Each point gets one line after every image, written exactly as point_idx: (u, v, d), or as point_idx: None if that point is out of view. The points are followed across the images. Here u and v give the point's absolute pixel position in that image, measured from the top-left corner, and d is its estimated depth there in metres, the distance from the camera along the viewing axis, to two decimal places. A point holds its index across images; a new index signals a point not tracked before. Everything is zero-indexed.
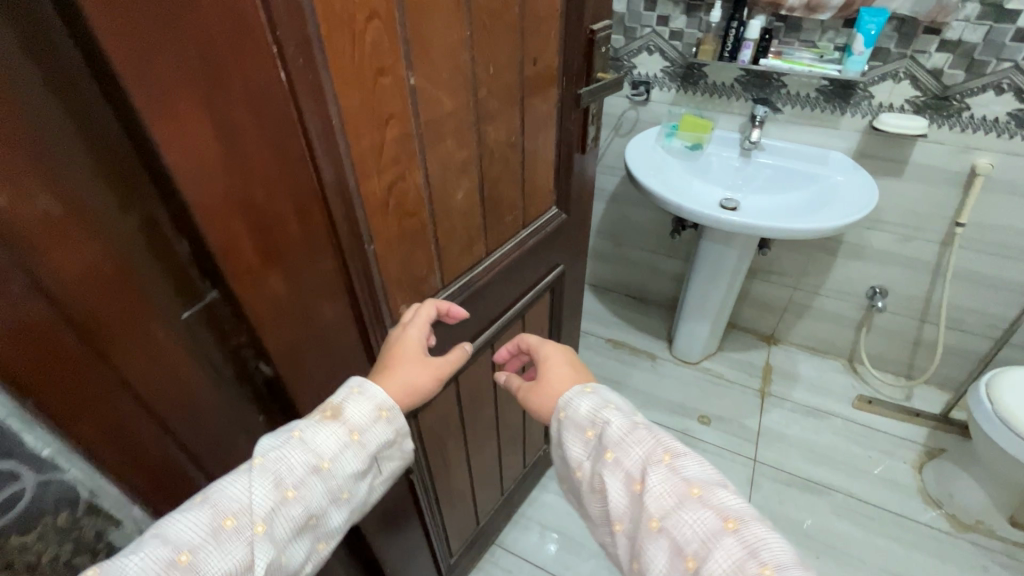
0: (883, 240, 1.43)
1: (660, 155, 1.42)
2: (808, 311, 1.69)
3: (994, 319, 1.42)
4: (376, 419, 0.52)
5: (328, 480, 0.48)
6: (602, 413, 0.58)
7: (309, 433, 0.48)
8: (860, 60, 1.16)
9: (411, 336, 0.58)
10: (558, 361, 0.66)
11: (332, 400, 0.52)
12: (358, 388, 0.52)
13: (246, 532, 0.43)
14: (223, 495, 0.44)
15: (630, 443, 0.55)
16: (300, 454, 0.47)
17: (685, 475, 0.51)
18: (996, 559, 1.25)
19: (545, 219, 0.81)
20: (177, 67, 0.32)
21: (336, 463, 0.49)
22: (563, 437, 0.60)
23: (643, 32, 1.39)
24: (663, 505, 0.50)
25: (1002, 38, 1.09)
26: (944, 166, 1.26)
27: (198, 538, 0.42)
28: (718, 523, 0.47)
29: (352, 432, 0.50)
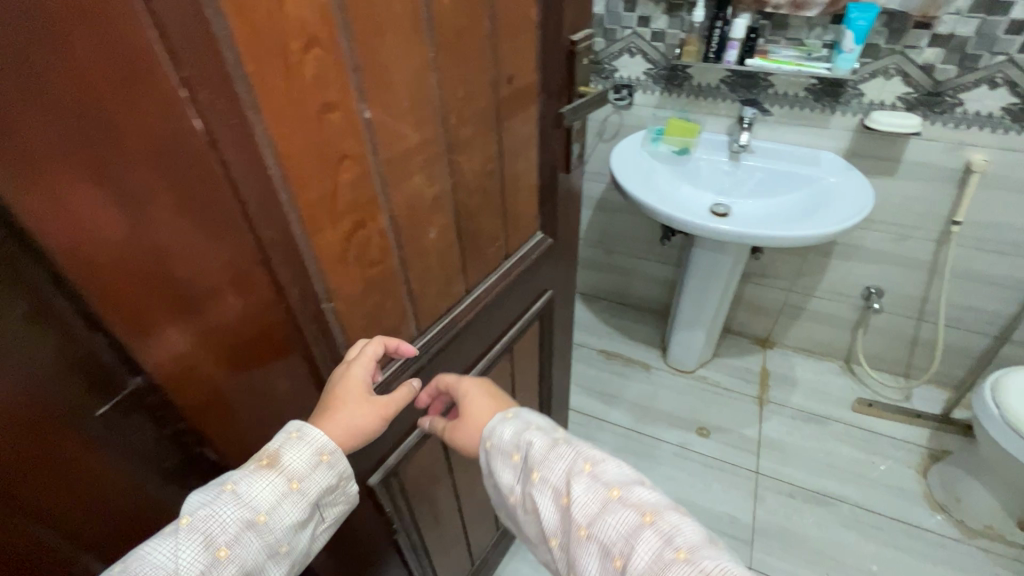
0: (878, 240, 1.39)
1: (647, 161, 1.36)
2: (803, 313, 1.65)
3: (992, 315, 1.39)
4: (318, 464, 0.44)
5: (265, 536, 0.41)
6: (524, 435, 0.53)
7: (243, 483, 0.41)
8: (850, 57, 1.11)
9: (353, 373, 0.47)
10: (482, 394, 0.59)
11: (267, 447, 0.43)
12: (297, 432, 0.44)
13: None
14: (144, 562, 0.36)
15: (552, 459, 0.50)
16: (231, 510, 0.39)
17: (604, 479, 0.47)
18: (1007, 564, 1.23)
19: (530, 246, 0.74)
20: (41, 129, 0.25)
21: (273, 516, 0.41)
22: (493, 468, 0.54)
23: (623, 34, 1.33)
24: (587, 512, 0.46)
25: (995, 31, 1.05)
26: (939, 164, 1.22)
27: None
28: (637, 519, 0.44)
29: (291, 480, 0.43)
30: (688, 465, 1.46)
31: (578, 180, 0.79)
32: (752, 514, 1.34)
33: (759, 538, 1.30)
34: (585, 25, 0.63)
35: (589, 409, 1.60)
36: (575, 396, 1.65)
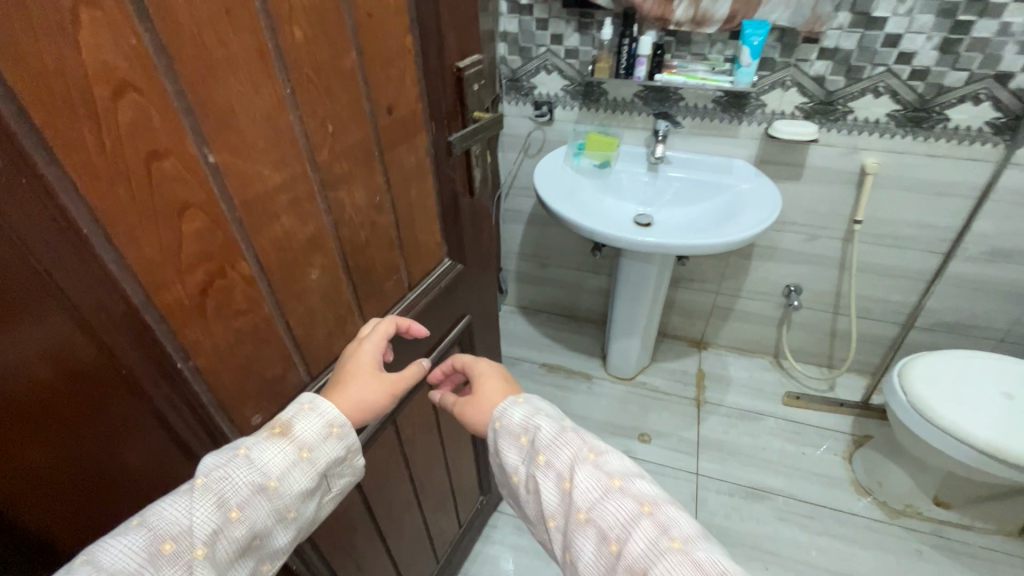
0: (792, 241, 1.46)
1: (570, 175, 1.37)
2: (732, 314, 1.71)
3: (897, 305, 1.49)
4: (328, 435, 0.49)
5: (275, 499, 0.45)
6: (533, 419, 0.55)
7: (256, 450, 0.45)
8: (749, 71, 1.16)
9: (370, 348, 0.56)
10: (495, 374, 0.63)
11: (282, 417, 0.49)
12: (308, 405, 0.50)
13: (186, 556, 0.40)
14: (160, 517, 0.40)
15: (559, 445, 0.52)
16: (244, 473, 0.44)
17: (607, 469, 0.49)
18: (926, 540, 1.30)
19: (437, 274, 0.72)
20: None
21: (282, 482, 0.46)
22: (501, 447, 0.56)
23: (538, 52, 1.35)
24: (587, 497, 0.47)
25: (874, 44, 1.13)
26: (838, 168, 1.30)
27: (132, 566, 0.38)
28: (635, 507, 0.45)
29: (303, 448, 0.48)
30: None
31: (487, 204, 0.78)
32: (694, 516, 1.36)
33: None
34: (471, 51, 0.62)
35: None
36: None
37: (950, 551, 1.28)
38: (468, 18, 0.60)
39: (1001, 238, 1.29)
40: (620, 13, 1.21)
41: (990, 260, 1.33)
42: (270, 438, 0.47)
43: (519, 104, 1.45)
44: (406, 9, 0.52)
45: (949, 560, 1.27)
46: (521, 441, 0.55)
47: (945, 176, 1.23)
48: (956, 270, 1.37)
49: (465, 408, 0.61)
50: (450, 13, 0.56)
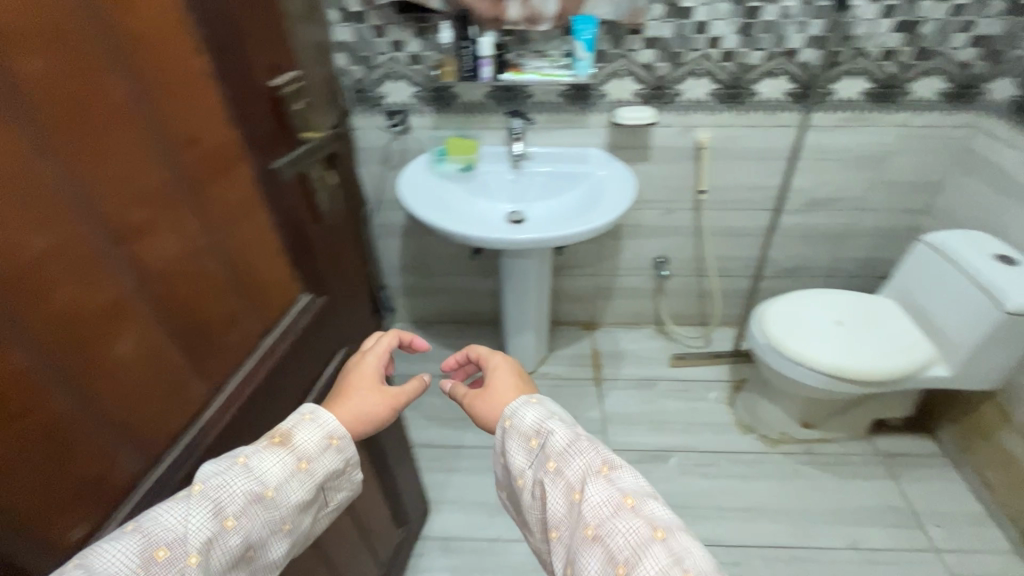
0: (652, 216, 1.58)
1: (438, 184, 1.34)
2: (614, 292, 1.80)
3: (746, 260, 1.67)
4: (326, 446, 0.56)
5: (270, 510, 0.50)
6: (546, 424, 0.58)
7: (254, 459, 0.51)
8: (586, 64, 1.21)
9: (371, 360, 0.67)
10: (508, 373, 0.69)
11: (282, 427, 0.55)
12: (309, 415, 0.56)
13: (180, 563, 0.44)
14: (156, 524, 0.44)
15: (572, 454, 0.55)
16: (243, 480, 0.49)
17: (620, 486, 0.52)
18: (802, 460, 1.48)
19: (295, 312, 0.66)
20: None
21: (279, 492, 0.51)
22: (508, 447, 0.60)
23: (380, 60, 1.30)
24: (598, 514, 0.50)
25: (688, 31, 1.24)
26: (678, 145, 1.42)
27: (128, 569, 0.41)
28: (648, 532, 0.48)
29: (299, 459, 0.53)
30: None
31: (336, 226, 0.73)
32: None
33: None
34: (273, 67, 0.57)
35: (444, 440, 1.54)
36: (426, 430, 1.58)
37: (819, 464, 1.47)
38: (261, 32, 0.54)
39: (812, 190, 1.50)
40: (456, 16, 1.20)
41: (809, 210, 1.54)
42: (269, 448, 0.53)
43: (371, 115, 1.39)
44: (189, 25, 0.46)
45: (820, 472, 1.46)
46: (530, 444, 0.58)
47: (763, 142, 1.40)
48: (786, 222, 1.57)
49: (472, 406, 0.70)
50: (234, 28, 0.51)
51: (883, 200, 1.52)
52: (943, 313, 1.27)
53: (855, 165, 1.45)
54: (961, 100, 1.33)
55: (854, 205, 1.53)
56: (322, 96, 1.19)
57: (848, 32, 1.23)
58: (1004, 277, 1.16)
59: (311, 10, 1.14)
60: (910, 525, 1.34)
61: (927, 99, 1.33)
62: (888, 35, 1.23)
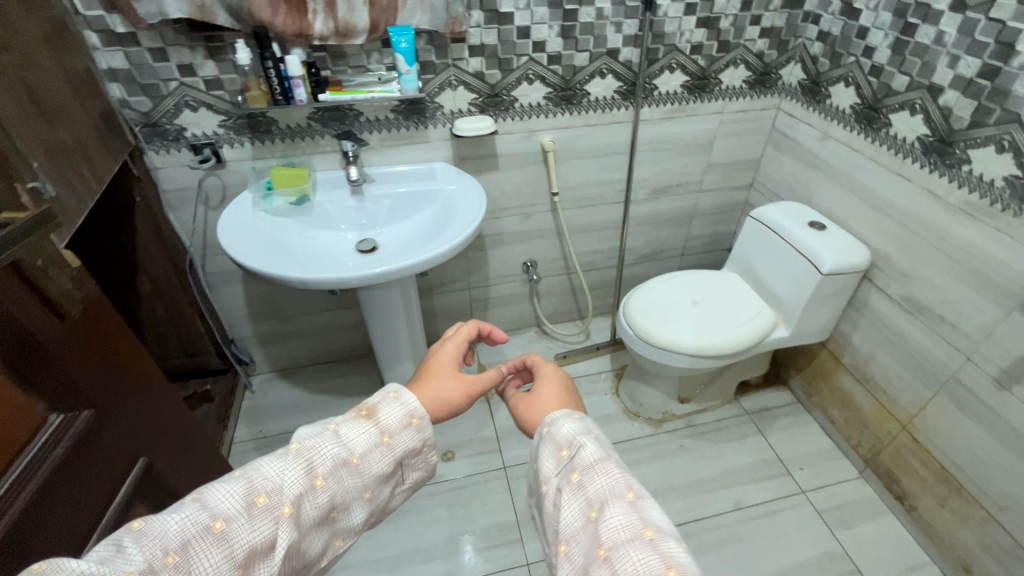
0: (512, 223, 1.55)
1: (265, 230, 1.16)
2: (489, 302, 1.76)
3: (608, 252, 1.72)
4: (407, 424, 0.56)
5: (355, 475, 0.52)
6: (581, 438, 0.55)
7: (343, 428, 0.53)
8: (411, 78, 1.13)
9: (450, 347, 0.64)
10: (557, 384, 0.65)
11: (369, 401, 0.56)
12: (394, 393, 0.57)
13: (275, 512, 0.47)
14: (258, 474, 0.48)
15: (598, 472, 0.51)
16: (333, 444, 0.52)
17: (643, 516, 0.47)
18: (684, 434, 1.57)
19: (49, 433, 0.51)
20: None
21: (364, 461, 0.53)
22: (538, 454, 0.57)
23: (169, 87, 1.10)
24: (614, 538, 0.46)
25: (511, 37, 1.21)
26: (524, 150, 1.40)
27: (233, 508, 0.45)
28: (660, 566, 0.43)
29: (382, 434, 0.54)
30: (445, 499, 1.41)
31: (93, 299, 0.58)
32: (513, 510, 1.38)
33: (525, 531, 1.34)
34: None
35: None
36: None
37: (699, 435, 1.57)
38: None
39: (654, 179, 1.57)
40: (251, 33, 1.04)
41: (655, 197, 1.62)
42: (358, 419, 0.55)
43: (172, 151, 1.18)
44: None
45: (701, 442, 1.55)
46: (561, 455, 0.55)
47: (602, 139, 1.44)
48: (636, 212, 1.64)
49: (518, 403, 0.64)
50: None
51: (715, 181, 1.64)
52: (775, 280, 1.40)
53: (686, 152, 1.54)
54: (762, 85, 1.47)
55: (692, 189, 1.64)
56: (90, 135, 0.97)
57: (659, 29, 1.29)
58: (817, 243, 1.30)
59: (54, 31, 0.92)
60: (780, 474, 1.47)
61: (735, 87, 1.45)
62: (694, 30, 1.31)
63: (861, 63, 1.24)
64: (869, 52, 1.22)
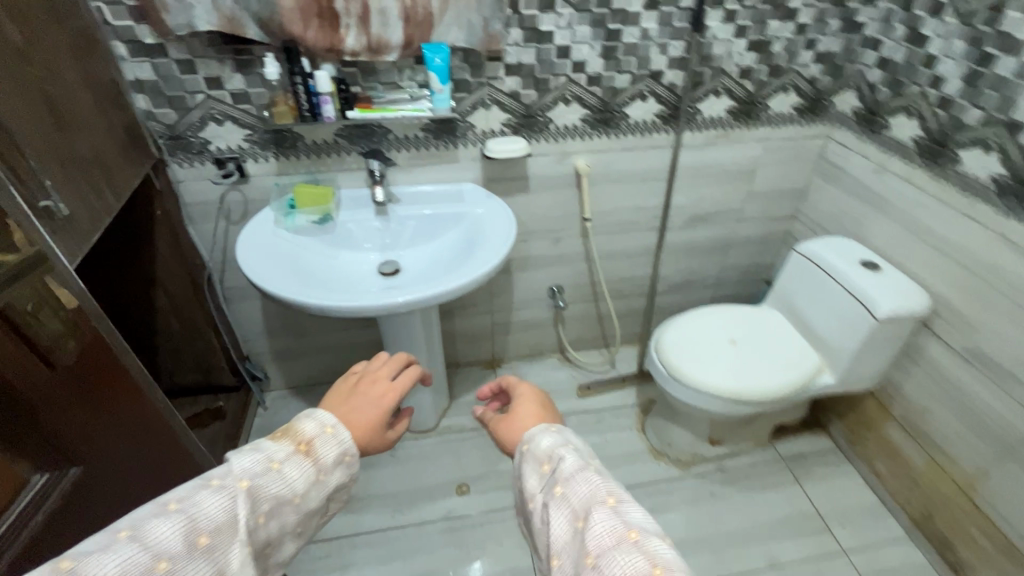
0: (540, 247, 1.48)
1: (284, 251, 1.11)
2: (512, 326, 1.68)
3: (639, 279, 1.64)
4: (340, 461, 0.54)
5: (294, 511, 0.50)
6: (559, 450, 0.53)
7: (286, 464, 0.50)
8: (444, 97, 1.08)
9: (375, 387, 0.60)
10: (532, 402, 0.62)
11: (308, 433, 0.54)
12: (331, 428, 0.54)
13: (217, 553, 0.45)
14: (200, 513, 0.45)
15: (579, 480, 0.50)
16: (275, 482, 0.49)
17: (626, 519, 0.46)
18: (714, 479, 1.47)
19: None
20: None
21: (304, 497, 0.51)
22: (522, 473, 0.55)
23: (195, 100, 1.06)
24: (600, 544, 0.45)
25: (550, 56, 1.14)
26: (556, 173, 1.34)
27: (176, 550, 0.42)
28: (645, 566, 0.43)
29: (320, 470, 0.52)
30: (458, 536, 1.33)
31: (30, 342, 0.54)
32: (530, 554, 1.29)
33: None
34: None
35: (334, 529, 1.32)
36: None
37: (731, 480, 1.47)
38: None
39: (692, 207, 1.49)
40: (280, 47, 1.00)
41: (691, 225, 1.54)
42: (297, 451, 0.52)
43: (195, 164, 1.15)
44: None
45: (733, 489, 1.45)
46: (543, 470, 0.53)
47: (639, 164, 1.36)
48: (671, 240, 1.56)
49: (498, 429, 0.60)
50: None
51: (756, 211, 1.55)
52: (820, 321, 1.30)
53: (727, 180, 1.46)
54: (813, 113, 1.38)
55: (731, 218, 1.55)
56: (111, 147, 0.93)
57: (706, 52, 1.21)
58: (871, 285, 1.20)
59: (81, 41, 0.89)
60: (819, 530, 1.36)
61: (784, 114, 1.36)
62: (743, 54, 1.23)
63: (926, 94, 1.15)
64: (936, 82, 1.13)
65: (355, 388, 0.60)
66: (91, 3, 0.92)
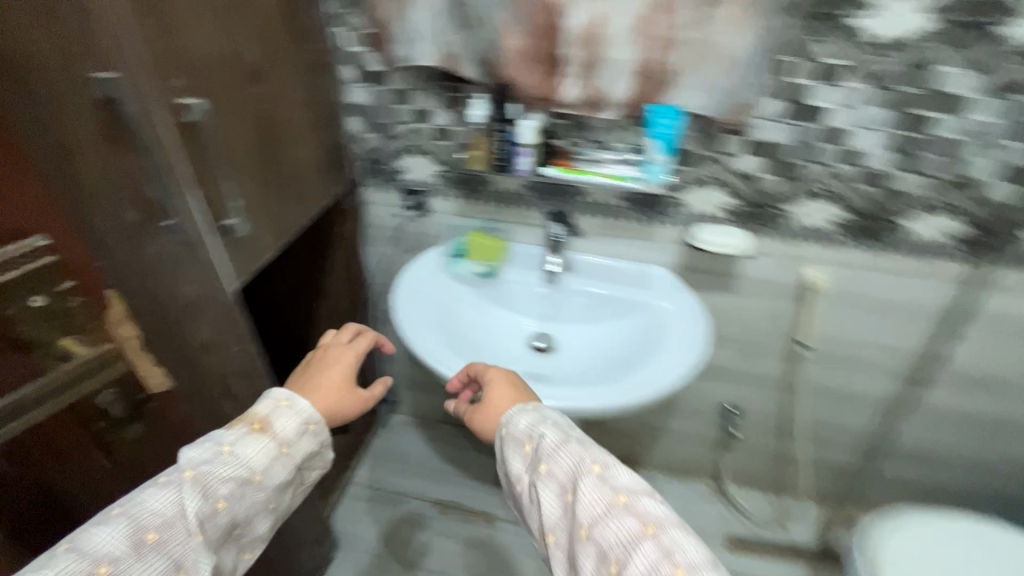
0: (726, 357, 1.18)
1: (440, 304, 1.00)
2: (663, 432, 1.40)
3: (853, 431, 1.22)
4: (303, 431, 0.55)
5: (257, 492, 0.51)
6: (538, 427, 0.53)
7: (239, 445, 0.51)
8: (661, 168, 0.91)
9: (330, 355, 0.65)
10: (505, 385, 0.61)
11: (264, 410, 0.55)
12: (286, 400, 0.56)
13: (169, 546, 0.45)
14: (143, 509, 0.45)
15: (560, 454, 0.50)
16: (230, 466, 0.49)
17: (613, 483, 0.47)
18: None
19: None
20: None
21: (265, 475, 0.52)
22: (504, 456, 0.54)
23: (400, 130, 1.03)
24: (590, 514, 0.46)
25: (811, 138, 0.87)
26: (775, 278, 1.04)
27: (118, 550, 0.43)
28: (637, 527, 0.44)
29: (282, 442, 0.53)
30: None
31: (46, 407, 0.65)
32: None
33: None
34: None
35: None
36: None
37: None
38: None
39: (969, 364, 1.05)
40: (494, 90, 0.91)
41: (959, 387, 1.09)
42: (253, 432, 0.53)
43: (385, 191, 1.13)
44: None
45: None
46: (523, 450, 0.53)
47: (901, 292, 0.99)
48: (918, 397, 1.13)
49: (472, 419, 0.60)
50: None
51: None
52: None
53: None
54: None
55: None
56: (309, 165, 0.93)
57: None
58: None
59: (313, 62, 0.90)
60: None
61: None
62: None
63: None
64: None
65: (319, 359, 0.66)
66: (331, 28, 0.93)
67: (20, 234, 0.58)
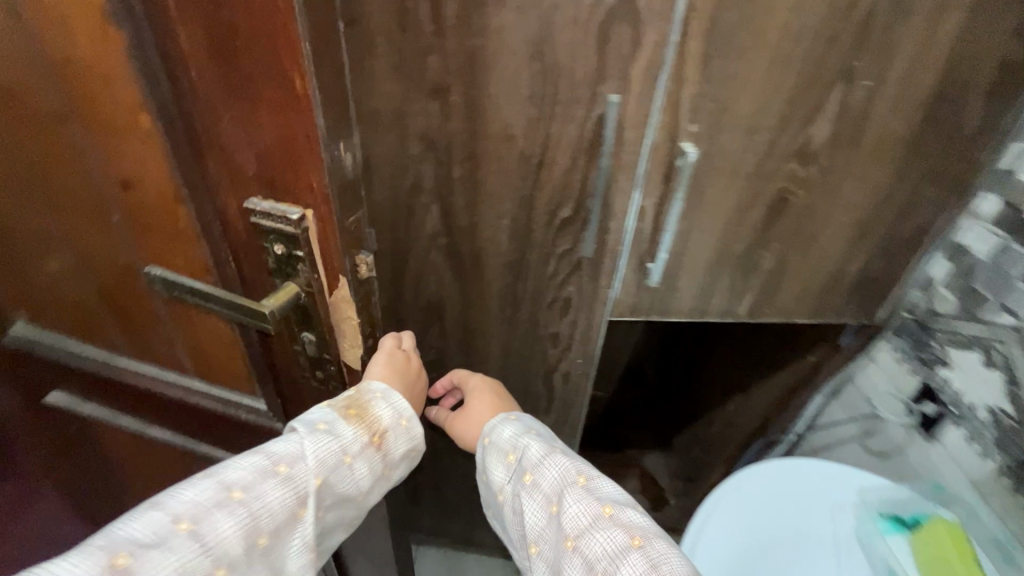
0: None
1: (790, 549, 0.63)
2: None
3: None
4: (406, 457, 0.53)
5: (352, 508, 0.50)
6: (523, 438, 0.58)
7: (358, 460, 0.49)
8: None
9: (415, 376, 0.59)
10: (485, 395, 0.69)
11: (383, 421, 0.51)
12: (405, 421, 0.53)
13: (272, 553, 0.43)
14: (263, 509, 0.43)
15: (545, 465, 0.54)
16: (344, 481, 0.48)
17: (597, 494, 0.50)
18: None
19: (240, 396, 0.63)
20: None
21: (365, 496, 0.50)
22: (485, 465, 0.59)
23: (996, 322, 0.68)
24: (577, 523, 0.48)
25: None
26: None
27: (235, 550, 0.41)
28: (623, 539, 0.46)
29: (386, 467, 0.51)
30: None
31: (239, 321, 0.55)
32: None
33: None
34: (263, 193, 0.44)
35: None
36: None
37: None
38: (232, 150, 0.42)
39: None
40: None
41: None
42: (368, 445, 0.50)
43: (903, 363, 0.80)
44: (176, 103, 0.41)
45: None
46: (508, 458, 0.57)
47: None
48: None
49: (456, 427, 0.68)
50: (204, 135, 0.42)
51: None
52: None
53: None
54: None
55: None
56: (815, 275, 0.72)
57: None
58: None
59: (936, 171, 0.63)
60: None
61: None
62: None
63: None
64: None
65: (418, 372, 0.60)
66: (1014, 142, 0.63)
67: (291, 193, 0.43)
